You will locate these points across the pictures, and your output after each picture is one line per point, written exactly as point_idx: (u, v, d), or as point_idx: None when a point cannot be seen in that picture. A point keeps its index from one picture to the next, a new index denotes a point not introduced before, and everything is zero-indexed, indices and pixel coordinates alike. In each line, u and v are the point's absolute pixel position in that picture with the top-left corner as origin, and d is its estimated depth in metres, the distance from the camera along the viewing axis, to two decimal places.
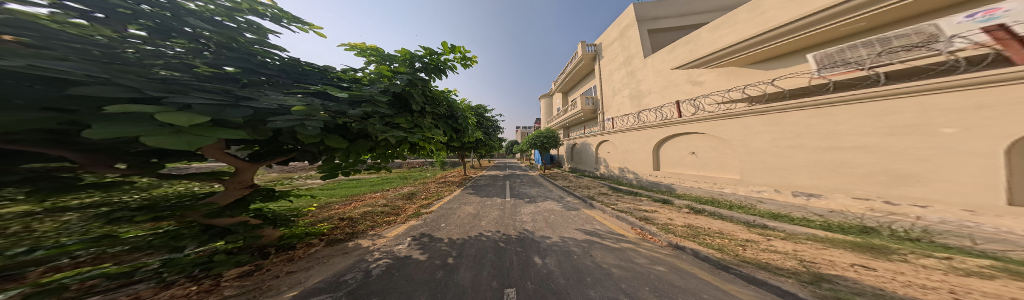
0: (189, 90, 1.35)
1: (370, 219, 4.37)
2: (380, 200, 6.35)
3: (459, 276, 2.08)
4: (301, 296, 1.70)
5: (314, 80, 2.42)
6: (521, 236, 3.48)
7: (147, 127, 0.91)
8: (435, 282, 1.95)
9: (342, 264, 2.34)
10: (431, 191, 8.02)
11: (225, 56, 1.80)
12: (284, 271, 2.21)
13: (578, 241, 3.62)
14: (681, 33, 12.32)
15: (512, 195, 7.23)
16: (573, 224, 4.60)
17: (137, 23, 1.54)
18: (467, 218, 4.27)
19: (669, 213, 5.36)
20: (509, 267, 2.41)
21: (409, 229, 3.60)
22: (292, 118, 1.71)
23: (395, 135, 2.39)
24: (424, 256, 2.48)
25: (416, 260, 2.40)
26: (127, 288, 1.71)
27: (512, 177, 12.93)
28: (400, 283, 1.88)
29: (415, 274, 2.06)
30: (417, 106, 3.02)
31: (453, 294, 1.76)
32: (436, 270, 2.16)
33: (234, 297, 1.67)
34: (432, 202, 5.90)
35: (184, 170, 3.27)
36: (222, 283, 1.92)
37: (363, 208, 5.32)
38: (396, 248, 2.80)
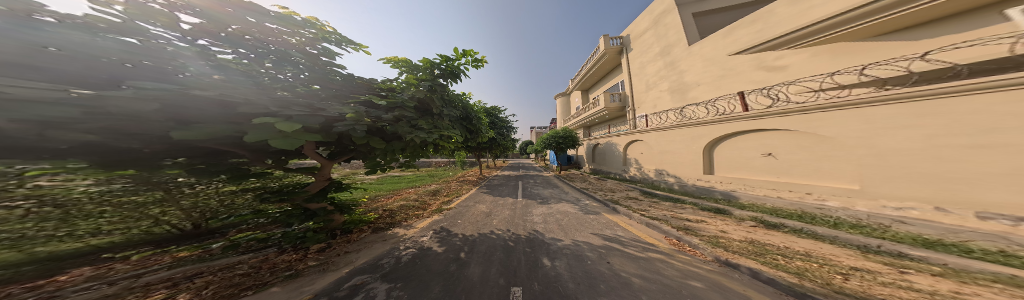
0: (287, 107, 1.86)
1: (403, 211, 4.98)
2: (409, 195, 7.10)
3: (469, 271, 2.32)
4: (351, 272, 2.15)
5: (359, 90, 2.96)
6: (530, 236, 3.61)
7: (269, 134, 1.40)
8: (449, 274, 2.22)
9: (380, 249, 2.81)
10: (452, 188, 8.71)
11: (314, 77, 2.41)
12: (343, 250, 2.76)
13: (594, 246, 3.57)
14: (728, 15, 10.82)
15: (525, 195, 7.33)
16: (589, 228, 4.52)
17: (268, 58, 2.16)
18: (479, 216, 4.56)
19: (723, 225, 4.76)
20: (516, 266, 2.58)
21: (433, 223, 4.05)
22: (347, 124, 2.20)
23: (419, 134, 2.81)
24: (440, 249, 2.82)
25: (435, 251, 2.74)
26: (263, 250, 2.65)
27: (526, 177, 13.08)
28: (421, 272, 2.20)
29: (433, 265, 2.37)
30: (437, 109, 3.39)
31: (462, 288, 2.00)
32: (450, 263, 2.44)
33: (313, 267, 2.23)
34: (451, 199, 6.39)
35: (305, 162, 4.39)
36: (308, 255, 2.57)
37: (397, 202, 6.01)
38: (421, 239, 3.22)
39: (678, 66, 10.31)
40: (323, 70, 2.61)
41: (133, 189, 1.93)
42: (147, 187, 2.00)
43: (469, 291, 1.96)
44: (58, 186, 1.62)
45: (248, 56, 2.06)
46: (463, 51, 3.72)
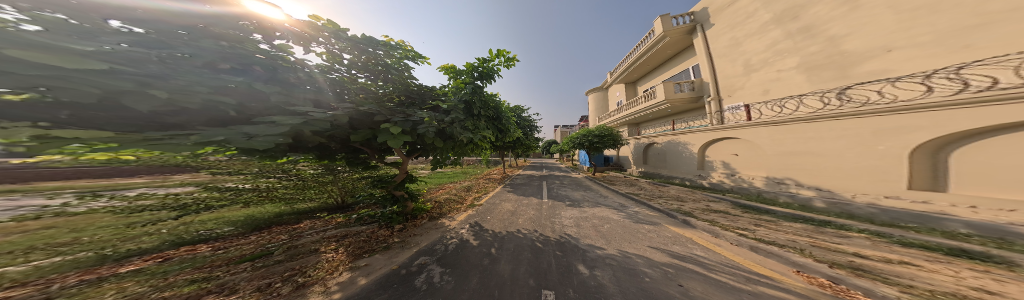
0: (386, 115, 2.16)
1: (447, 204, 5.54)
2: (449, 190, 7.81)
3: (500, 267, 2.38)
4: (415, 252, 2.60)
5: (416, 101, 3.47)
6: (561, 239, 3.36)
7: (386, 137, 1.94)
8: (482, 267, 2.35)
9: (434, 235, 3.25)
10: (480, 185, 9.11)
11: (397, 90, 3.38)
12: (411, 233, 3.30)
13: (652, 262, 2.91)
14: None
15: (550, 196, 6.96)
16: (643, 240, 3.74)
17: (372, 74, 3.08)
18: (506, 214, 4.59)
19: (923, 262, 2.77)
20: (548, 269, 2.45)
21: (469, 217, 4.38)
22: (427, 126, 2.32)
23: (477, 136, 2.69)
24: (475, 243, 3.01)
25: (471, 244, 2.95)
26: (366, 226, 3.58)
27: (551, 177, 12.38)
28: (462, 262, 2.42)
29: (470, 257, 2.55)
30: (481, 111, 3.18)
31: (494, 283, 2.06)
32: (484, 257, 2.58)
33: (393, 244, 2.82)
34: (480, 196, 6.81)
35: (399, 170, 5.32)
36: (389, 234, 3.21)
37: (440, 195, 6.72)
38: (459, 231, 3.52)
39: (824, 30, 6.74)
40: (402, 81, 3.42)
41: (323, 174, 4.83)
42: (325, 172, 4.84)
43: (501, 288, 1.99)
44: (304, 170, 4.51)
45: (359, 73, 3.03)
46: (498, 52, 3.83)
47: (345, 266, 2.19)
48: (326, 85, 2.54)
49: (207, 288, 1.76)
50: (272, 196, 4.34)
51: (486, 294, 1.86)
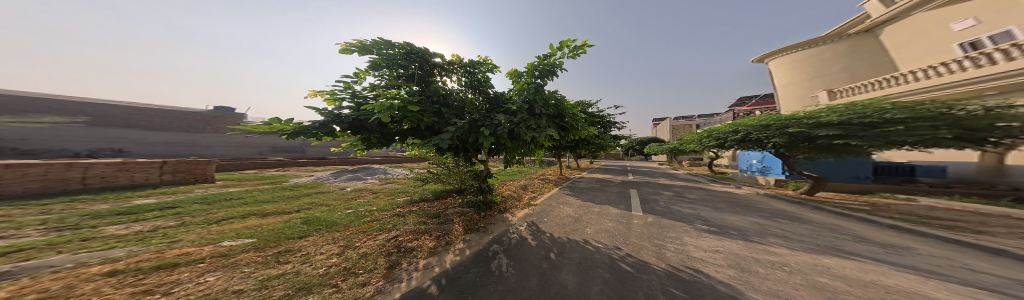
0: (479, 120, 2.67)
1: (510, 199, 5.83)
2: (507, 187, 7.93)
3: (560, 278, 2.00)
4: (493, 240, 2.98)
5: (492, 106, 3.22)
6: (661, 266, 2.12)
7: (484, 141, 2.54)
8: (542, 271, 2.13)
9: (503, 228, 3.54)
10: (536, 185, 8.61)
11: (498, 98, 3.27)
12: (488, 222, 3.86)
13: None
14: None
15: (643, 210, 4.81)
16: None
17: (482, 87, 3.16)
18: (567, 219, 3.99)
19: None
20: (638, 295, 1.64)
21: (528, 215, 4.33)
22: (503, 126, 2.50)
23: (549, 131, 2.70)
24: (533, 243, 2.85)
25: (530, 243, 2.84)
26: (464, 209, 4.72)
27: (646, 187, 8.55)
28: (528, 261, 2.33)
29: (529, 257, 2.43)
30: (540, 109, 2.85)
31: (556, 292, 1.74)
32: (543, 261, 2.34)
33: (483, 229, 3.48)
34: (539, 195, 6.54)
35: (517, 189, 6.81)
36: (479, 220, 3.97)
37: (503, 190, 7.06)
38: (518, 228, 3.53)
39: None
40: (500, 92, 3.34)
41: (455, 168, 6.36)
42: (456, 166, 6.22)
43: (562, 297, 1.66)
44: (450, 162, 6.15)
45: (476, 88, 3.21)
46: (559, 44, 3.41)
47: (462, 236, 3.15)
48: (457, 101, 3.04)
49: (422, 229, 3.55)
50: (434, 178, 6.59)
51: (547, 297, 1.65)
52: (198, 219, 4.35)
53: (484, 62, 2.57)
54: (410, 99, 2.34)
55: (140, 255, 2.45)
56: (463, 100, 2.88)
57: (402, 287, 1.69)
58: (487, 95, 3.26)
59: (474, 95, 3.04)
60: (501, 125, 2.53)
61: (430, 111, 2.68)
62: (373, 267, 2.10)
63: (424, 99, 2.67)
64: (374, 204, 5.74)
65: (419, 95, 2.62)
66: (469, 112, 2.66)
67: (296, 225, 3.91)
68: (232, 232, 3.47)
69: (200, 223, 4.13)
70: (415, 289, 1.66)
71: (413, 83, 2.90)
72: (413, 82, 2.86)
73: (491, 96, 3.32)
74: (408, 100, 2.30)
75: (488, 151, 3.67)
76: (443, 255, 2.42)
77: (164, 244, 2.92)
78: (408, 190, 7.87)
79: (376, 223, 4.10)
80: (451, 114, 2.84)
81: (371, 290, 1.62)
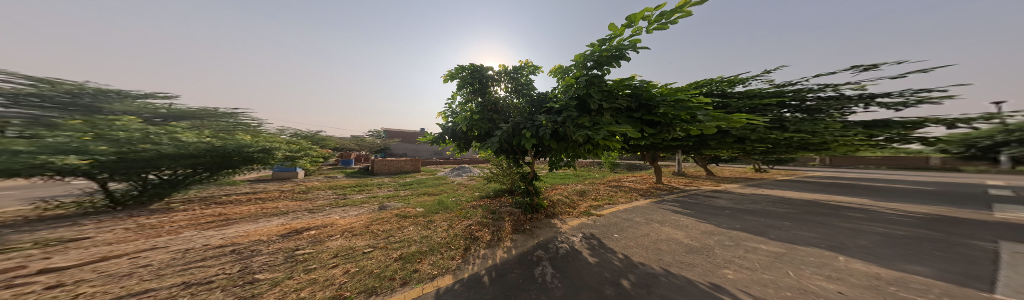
0: (522, 125, 2.72)
1: (562, 205, 5.41)
2: (562, 191, 7.38)
3: None
4: (539, 245, 2.84)
5: (534, 109, 3.11)
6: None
7: (528, 144, 2.58)
8: (604, 293, 1.67)
9: (550, 235, 3.33)
10: (604, 192, 7.26)
11: (542, 102, 3.13)
12: (533, 225, 3.78)
13: None
14: None
15: (839, 242, 2.64)
16: None
17: (526, 92, 3.10)
18: (651, 240, 2.99)
19: None
20: None
21: (585, 226, 3.80)
22: (546, 129, 2.45)
23: (611, 128, 2.22)
24: (592, 260, 2.35)
25: (586, 260, 2.39)
26: (510, 207, 4.92)
27: (858, 212, 4.47)
28: (585, 278, 1.93)
29: (586, 275, 2.01)
30: (594, 104, 2.45)
31: None
32: (606, 283, 1.84)
33: (528, 231, 3.42)
34: (604, 206, 5.54)
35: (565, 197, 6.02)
36: (524, 220, 3.98)
37: (554, 195, 6.59)
38: (571, 238, 3.18)
39: None
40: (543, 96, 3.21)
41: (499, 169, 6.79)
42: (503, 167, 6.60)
43: None
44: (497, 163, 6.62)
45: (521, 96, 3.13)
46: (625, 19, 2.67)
47: (509, 235, 3.22)
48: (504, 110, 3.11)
49: (483, 222, 3.83)
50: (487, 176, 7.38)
51: None
52: (376, 193, 7.56)
53: (527, 66, 2.59)
54: (474, 110, 2.64)
55: (346, 215, 4.54)
56: (508, 107, 2.97)
57: (470, 268, 1.94)
58: (532, 99, 3.16)
59: (525, 100, 3.06)
60: (542, 127, 2.52)
61: (486, 118, 2.80)
62: (454, 248, 2.50)
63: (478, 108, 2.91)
64: (449, 194, 7.27)
65: (478, 106, 2.87)
66: (512, 117, 2.74)
67: (419, 203, 5.61)
68: (382, 204, 5.70)
69: (374, 196, 7.16)
70: (476, 277, 1.80)
71: (479, 97, 2.96)
72: (475, 95, 2.89)
73: (534, 99, 3.21)
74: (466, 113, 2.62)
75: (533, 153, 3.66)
76: (495, 251, 2.55)
77: (357, 208, 5.28)
78: (475, 186, 8.87)
79: (466, 211, 4.77)
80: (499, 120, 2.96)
81: (452, 266, 1.97)
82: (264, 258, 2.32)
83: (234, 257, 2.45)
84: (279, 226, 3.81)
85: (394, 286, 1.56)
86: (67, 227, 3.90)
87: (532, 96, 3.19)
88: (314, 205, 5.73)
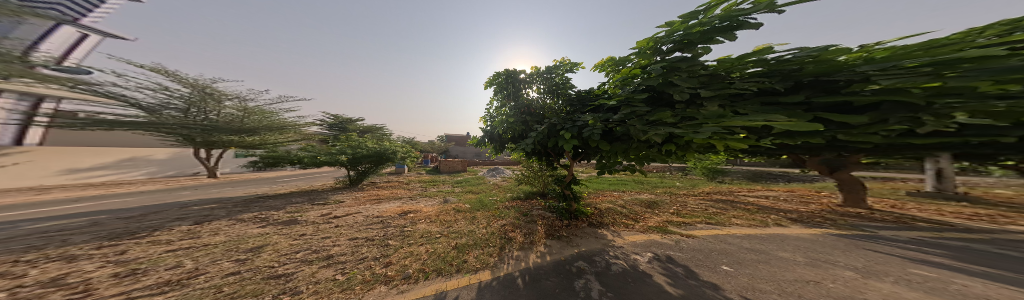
0: (559, 124, 2.43)
1: (612, 216, 4.68)
2: (614, 200, 6.22)
3: None
4: (578, 256, 2.62)
5: (574, 108, 2.70)
6: None
7: (567, 146, 2.30)
8: None
9: (597, 246, 3.01)
10: (687, 208, 5.42)
11: (582, 102, 2.68)
12: (573, 233, 3.49)
13: None
14: None
15: None
16: None
17: (564, 92, 2.72)
18: (797, 279, 1.89)
19: None
20: None
21: (650, 244, 3.12)
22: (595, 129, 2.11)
23: (716, 127, 1.43)
24: (671, 290, 1.75)
25: (658, 287, 1.82)
26: (545, 209, 4.74)
27: None
28: None
29: None
30: (682, 95, 1.68)
31: None
32: None
33: (566, 237, 3.26)
34: (694, 225, 4.10)
35: (612, 211, 5.03)
36: (561, 226, 3.71)
37: (602, 203, 5.74)
38: (630, 256, 2.69)
39: None
40: (586, 96, 2.72)
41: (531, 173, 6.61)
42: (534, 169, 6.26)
43: None
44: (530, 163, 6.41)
45: (559, 97, 2.75)
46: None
47: (542, 239, 3.12)
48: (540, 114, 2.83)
49: (515, 222, 3.73)
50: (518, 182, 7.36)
51: None
52: (437, 184, 9.53)
53: (563, 64, 2.27)
54: (509, 113, 2.56)
55: (417, 199, 6.02)
56: (542, 107, 2.74)
57: (505, 269, 2.03)
58: (572, 98, 2.72)
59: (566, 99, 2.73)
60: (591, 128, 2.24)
61: (519, 119, 2.53)
62: (491, 244, 2.58)
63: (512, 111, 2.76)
64: (488, 188, 7.91)
65: (510, 109, 2.70)
66: (546, 117, 2.50)
67: (465, 194, 6.52)
68: (440, 192, 7.07)
69: (435, 186, 9.02)
70: (510, 277, 1.89)
71: (510, 100, 2.81)
72: (509, 99, 2.84)
73: (575, 98, 2.77)
74: (500, 116, 2.51)
75: (570, 156, 3.29)
76: (527, 253, 2.56)
77: (424, 194, 6.90)
78: (507, 186, 8.41)
79: (501, 210, 4.56)
80: (534, 121, 2.71)
81: (490, 263, 2.07)
82: (372, 221, 3.46)
83: (371, 224, 3.27)
84: (383, 201, 5.74)
85: (451, 271, 1.76)
86: (326, 194, 7.57)
87: (573, 96, 2.76)
88: (402, 189, 8.04)
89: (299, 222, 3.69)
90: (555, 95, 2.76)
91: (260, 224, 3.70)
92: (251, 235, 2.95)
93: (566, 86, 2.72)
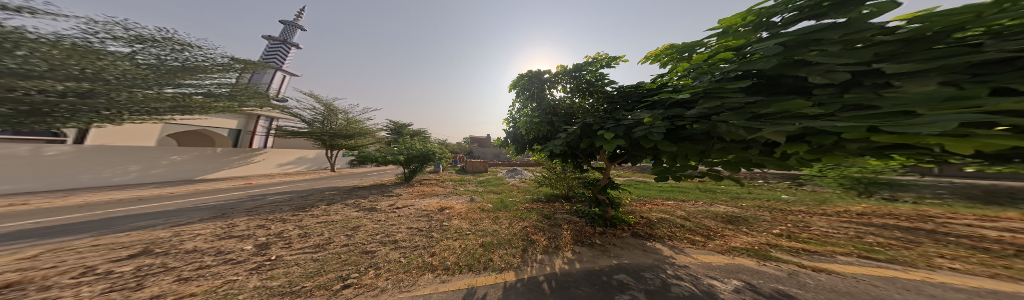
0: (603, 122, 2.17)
1: (668, 228, 3.80)
2: (670, 210, 4.93)
3: None
4: (616, 267, 2.34)
5: (615, 105, 2.28)
6: None
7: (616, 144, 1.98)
8: None
9: (647, 261, 2.57)
10: (815, 232, 3.58)
11: (624, 100, 2.26)
12: (612, 243, 3.08)
13: None
14: None
15: None
16: None
17: (599, 91, 2.40)
18: None
19: None
20: None
21: (732, 268, 2.37)
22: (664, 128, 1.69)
23: (960, 116, 0.56)
24: None
25: None
26: (573, 213, 4.37)
27: None
28: None
29: None
30: (819, 77, 0.96)
31: None
32: None
33: (600, 246, 2.93)
34: (827, 255, 2.73)
35: (665, 222, 4.08)
36: (595, 234, 3.36)
37: (654, 213, 4.68)
38: (703, 280, 2.12)
39: None
40: (630, 93, 2.28)
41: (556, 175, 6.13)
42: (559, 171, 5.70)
43: None
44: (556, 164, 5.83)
45: (594, 96, 2.43)
46: None
47: (570, 245, 2.93)
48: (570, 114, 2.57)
49: (538, 224, 3.62)
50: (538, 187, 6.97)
51: None
52: (467, 179, 10.22)
53: (598, 59, 1.99)
54: (533, 113, 2.43)
55: (451, 190, 6.68)
56: (570, 107, 2.49)
57: (530, 272, 2.05)
58: (610, 95, 2.34)
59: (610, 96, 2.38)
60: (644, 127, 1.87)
61: (545, 120, 2.34)
62: (514, 245, 2.64)
63: (538, 109, 2.58)
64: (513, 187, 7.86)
65: (534, 111, 2.55)
66: (579, 117, 2.27)
67: (491, 191, 6.73)
68: (469, 187, 7.48)
69: (465, 180, 9.68)
70: (534, 280, 1.90)
71: (532, 102, 2.66)
72: (532, 100, 2.70)
73: (614, 96, 2.38)
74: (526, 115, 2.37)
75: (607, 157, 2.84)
76: (552, 257, 2.49)
77: (457, 186, 7.54)
78: (527, 187, 7.86)
79: (522, 211, 4.42)
80: (562, 121, 2.47)
81: (513, 264, 2.16)
82: (414, 206, 4.08)
83: (419, 210, 3.85)
84: (425, 189, 6.71)
85: (478, 268, 1.94)
86: (385, 189, 7.08)
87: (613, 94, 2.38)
88: (439, 181, 9.13)
89: (372, 200, 4.82)
90: (590, 92, 2.43)
91: (351, 198, 5.09)
92: (343, 207, 4.06)
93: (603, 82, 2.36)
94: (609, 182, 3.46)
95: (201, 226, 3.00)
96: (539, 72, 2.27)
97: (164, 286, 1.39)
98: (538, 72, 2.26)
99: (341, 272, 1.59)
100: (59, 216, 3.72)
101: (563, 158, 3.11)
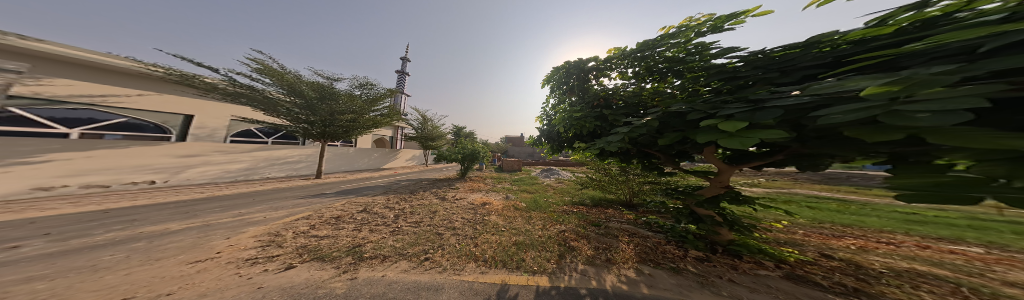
0: (719, 107, 1.42)
1: (908, 287, 1.94)
2: (905, 266, 2.49)
3: None
4: None
5: (755, 78, 1.60)
6: None
7: (743, 139, 1.06)
8: None
9: None
10: None
11: (772, 70, 1.56)
12: (729, 278, 2.02)
13: None
14: None
15: None
16: None
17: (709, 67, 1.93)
18: None
19: None
20: None
21: None
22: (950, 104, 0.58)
23: None
24: None
25: None
26: (650, 226, 3.56)
27: None
28: None
29: None
30: None
31: None
32: None
33: (690, 274, 2.07)
34: None
35: (879, 275, 2.18)
36: (687, 258, 2.42)
37: (848, 260, 2.60)
38: None
39: None
40: (792, 58, 1.52)
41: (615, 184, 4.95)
42: (619, 174, 4.57)
43: None
44: (615, 170, 4.64)
45: (712, 72, 1.93)
46: None
47: (633, 263, 2.29)
48: (637, 108, 2.11)
49: (580, 231, 3.17)
50: (583, 193, 6.07)
51: None
52: (511, 177, 10.71)
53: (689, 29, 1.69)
54: (572, 109, 2.19)
55: (491, 187, 7.33)
56: (643, 93, 2.16)
57: (568, 281, 1.87)
58: (735, 69, 1.77)
59: (744, 67, 1.78)
60: (848, 108, 0.83)
61: (594, 114, 2.07)
62: (550, 249, 2.51)
63: (586, 103, 2.30)
64: (553, 188, 7.32)
65: (579, 105, 2.33)
66: (661, 104, 1.82)
67: (526, 191, 6.58)
68: (508, 186, 7.62)
69: (504, 178, 10.22)
70: (571, 292, 1.70)
71: (575, 94, 2.49)
72: (572, 92, 2.52)
73: (745, 69, 1.74)
74: (571, 108, 2.20)
75: (726, 156, 2.34)
76: (604, 273, 2.06)
77: (501, 184, 8.00)
78: (565, 188, 7.22)
79: (558, 214, 4.08)
80: (619, 114, 2.01)
81: (548, 269, 2.06)
82: (462, 201, 4.95)
83: (467, 203, 4.68)
84: (473, 185, 7.96)
85: (512, 267, 2.05)
86: (436, 187, 7.70)
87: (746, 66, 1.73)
88: (484, 178, 10.32)
89: (440, 191, 6.43)
90: (699, 69, 2.01)
91: (428, 189, 7.11)
92: (420, 195, 5.79)
93: (717, 54, 1.87)
94: (726, 192, 2.39)
95: (364, 201, 5.20)
96: (580, 62, 2.36)
97: (363, 233, 2.82)
98: (579, 63, 2.35)
99: (421, 248, 2.34)
100: (346, 184, 8.46)
101: (626, 156, 2.52)
